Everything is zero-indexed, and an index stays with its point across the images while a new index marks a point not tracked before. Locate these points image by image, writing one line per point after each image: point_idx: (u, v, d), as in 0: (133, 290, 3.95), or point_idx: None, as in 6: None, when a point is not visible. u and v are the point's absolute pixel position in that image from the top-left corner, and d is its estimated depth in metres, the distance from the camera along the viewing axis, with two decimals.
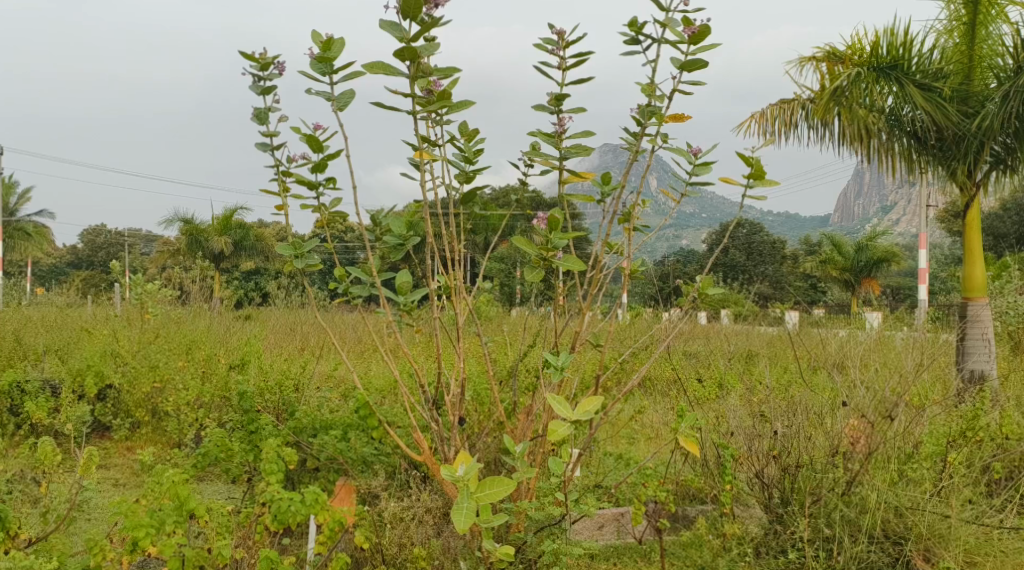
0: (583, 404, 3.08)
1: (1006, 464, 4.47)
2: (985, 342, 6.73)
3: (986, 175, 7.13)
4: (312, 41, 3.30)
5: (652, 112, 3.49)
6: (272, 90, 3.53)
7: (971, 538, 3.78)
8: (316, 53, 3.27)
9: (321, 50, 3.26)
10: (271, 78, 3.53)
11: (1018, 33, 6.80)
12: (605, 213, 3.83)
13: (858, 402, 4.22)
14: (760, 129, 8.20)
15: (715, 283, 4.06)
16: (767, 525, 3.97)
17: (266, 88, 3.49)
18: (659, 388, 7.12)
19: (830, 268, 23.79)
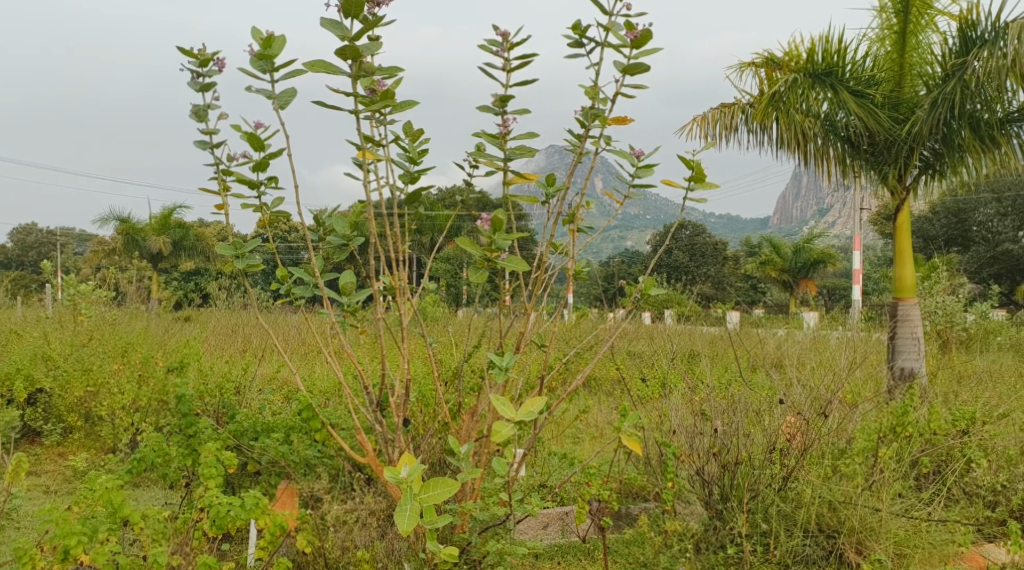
0: (526, 405, 3.11)
1: (934, 458, 4.63)
2: (915, 341, 6.95)
3: (916, 179, 7.37)
4: (252, 38, 3.27)
5: (596, 115, 3.54)
6: (212, 87, 3.49)
7: (900, 531, 3.87)
8: (257, 50, 3.25)
9: (261, 48, 3.23)
10: (210, 75, 3.49)
11: (947, 42, 7.04)
12: (549, 214, 3.86)
13: (794, 401, 4.45)
14: (701, 132, 8.35)
15: (657, 284, 4.12)
16: (707, 521, 4.03)
17: (205, 85, 3.46)
18: (603, 388, 7.21)
19: (769, 268, 24.09)
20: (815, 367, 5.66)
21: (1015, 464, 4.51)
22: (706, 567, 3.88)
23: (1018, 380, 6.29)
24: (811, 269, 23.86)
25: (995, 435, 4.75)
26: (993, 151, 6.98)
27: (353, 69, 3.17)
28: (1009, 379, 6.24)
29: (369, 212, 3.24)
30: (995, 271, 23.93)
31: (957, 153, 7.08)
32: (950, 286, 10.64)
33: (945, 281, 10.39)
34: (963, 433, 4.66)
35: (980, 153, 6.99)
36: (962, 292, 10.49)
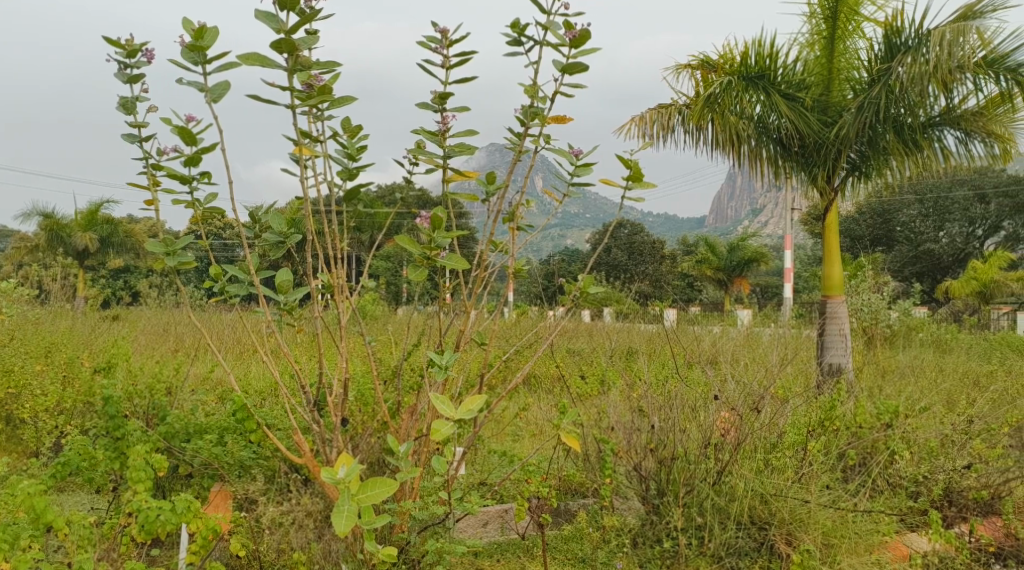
0: (466, 403, 3.12)
1: (860, 451, 4.77)
2: (842, 338, 7.18)
3: (844, 180, 7.59)
4: (183, 29, 3.21)
5: (535, 113, 3.58)
6: (140, 78, 3.43)
7: (828, 521, 3.99)
8: (188, 42, 3.19)
9: (193, 39, 3.18)
10: (139, 66, 3.43)
11: (873, 47, 7.27)
12: (490, 213, 3.87)
13: (728, 397, 4.53)
14: (638, 131, 8.46)
15: (596, 282, 4.18)
16: (644, 515, 4.14)
17: (133, 76, 3.40)
18: (542, 385, 7.27)
19: (705, 267, 24.62)
20: (749, 363, 5.80)
21: (936, 456, 4.65)
22: (643, 560, 3.98)
23: (939, 375, 6.54)
24: (746, 267, 24.36)
25: (917, 428, 4.93)
26: (916, 154, 7.24)
27: (289, 62, 3.13)
28: (931, 374, 6.49)
29: (307, 209, 3.22)
30: (918, 270, 25.36)
31: (882, 155, 7.31)
32: (876, 284, 10.99)
33: (871, 280, 10.73)
34: (887, 426, 4.81)
35: (903, 155, 7.24)
36: (886, 290, 10.85)
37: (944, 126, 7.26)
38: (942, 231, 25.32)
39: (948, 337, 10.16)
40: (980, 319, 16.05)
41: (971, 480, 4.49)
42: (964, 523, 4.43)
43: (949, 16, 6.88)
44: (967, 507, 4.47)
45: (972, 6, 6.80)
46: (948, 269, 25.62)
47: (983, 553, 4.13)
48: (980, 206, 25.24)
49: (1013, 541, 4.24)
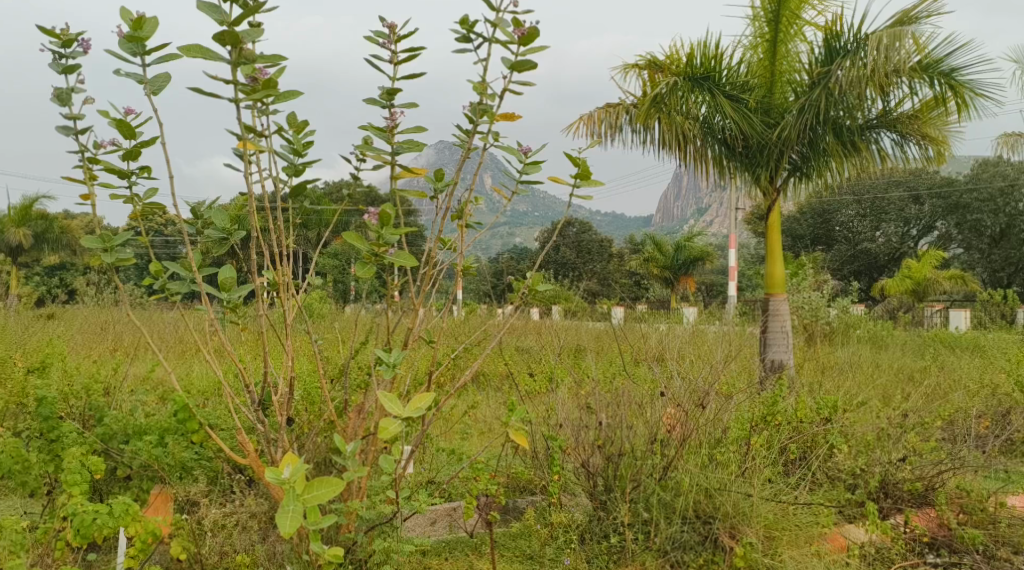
0: (414, 402, 3.13)
1: (800, 446, 4.87)
2: (784, 335, 7.35)
3: (786, 181, 7.75)
4: (121, 19, 3.15)
5: (484, 110, 3.61)
6: (76, 69, 3.36)
7: (770, 514, 4.09)
8: (126, 32, 3.13)
9: (131, 29, 3.12)
10: (75, 57, 3.35)
11: (813, 51, 7.44)
12: (438, 209, 3.85)
13: (674, 393, 4.60)
14: (587, 130, 8.53)
15: (545, 280, 4.20)
16: (591, 511, 4.19)
17: (68, 67, 3.32)
18: (491, 382, 7.29)
19: (652, 266, 24.92)
20: (694, 360, 5.90)
21: (872, 449, 4.81)
22: (591, 557, 4.00)
23: (875, 371, 6.73)
24: (692, 266, 24.70)
25: (855, 422, 5.11)
26: (854, 157, 7.48)
27: (233, 55, 3.06)
28: (868, 370, 6.68)
29: (252, 206, 3.17)
30: None
31: (823, 156, 7.49)
32: (816, 283, 11.27)
33: (812, 279, 10.99)
34: (827, 421, 4.98)
35: (842, 158, 7.47)
36: (825, 289, 11.14)
37: (881, 128, 7.49)
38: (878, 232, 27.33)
39: (884, 333, 10.47)
40: (914, 317, 16.56)
41: (905, 472, 4.61)
42: (900, 514, 4.54)
43: (886, 21, 7.06)
44: (903, 498, 4.60)
45: (908, 11, 6.99)
46: (884, 268, 27.66)
47: (918, 544, 4.28)
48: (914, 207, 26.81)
49: (946, 531, 4.36)
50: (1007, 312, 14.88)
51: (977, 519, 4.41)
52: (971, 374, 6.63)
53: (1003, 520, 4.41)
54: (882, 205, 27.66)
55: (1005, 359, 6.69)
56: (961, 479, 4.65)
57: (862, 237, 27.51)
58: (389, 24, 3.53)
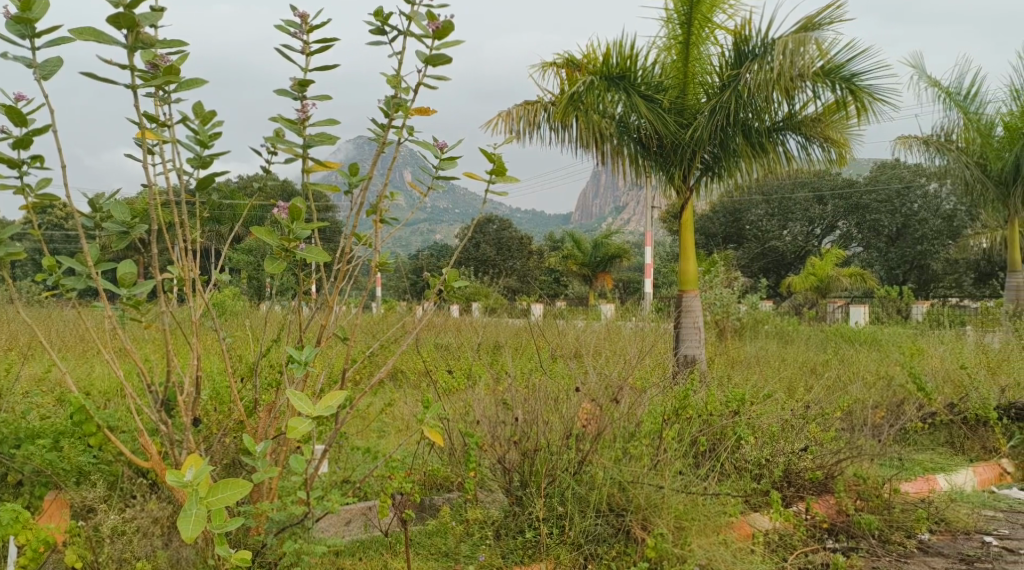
0: (325, 399, 3.09)
1: (710, 437, 4.96)
2: (696, 330, 7.57)
3: (698, 180, 7.96)
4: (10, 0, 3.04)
5: (399, 105, 3.50)
6: None
7: (680, 505, 4.09)
8: (15, 13, 3.01)
9: (21, 10, 3.01)
10: None
11: (724, 54, 7.64)
12: (353, 204, 3.78)
13: (589, 389, 4.70)
14: (505, 127, 8.57)
15: (461, 276, 4.13)
16: (507, 507, 4.23)
17: None
18: (407, 380, 7.28)
19: (570, 263, 25.20)
20: (609, 356, 6.00)
21: (776, 440, 4.87)
22: (506, 552, 4.05)
23: (781, 365, 6.98)
24: (609, 264, 25.10)
25: (761, 414, 5.14)
26: (762, 157, 7.73)
27: (129, 39, 2.96)
28: (773, 364, 6.92)
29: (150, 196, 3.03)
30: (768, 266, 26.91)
31: (732, 157, 7.72)
32: (726, 279, 11.60)
33: (722, 275, 11.29)
34: (735, 414, 5.09)
35: (751, 158, 7.71)
36: (736, 286, 11.48)
37: (787, 131, 7.74)
38: (786, 230, 29.00)
39: (791, 328, 10.84)
40: (819, 312, 17.18)
41: (807, 461, 4.79)
42: (801, 501, 4.73)
43: (792, 26, 7.30)
44: (804, 486, 4.81)
45: (812, 18, 7.24)
46: (789, 264, 29.22)
47: (818, 530, 4.48)
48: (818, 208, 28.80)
49: (843, 517, 4.59)
50: (903, 307, 15.57)
51: (873, 504, 4.63)
52: (869, 367, 6.92)
53: (897, 505, 4.66)
54: (789, 206, 29.15)
55: (899, 352, 7.02)
56: (860, 468, 4.82)
57: (771, 235, 28.84)
58: (301, 14, 3.43)
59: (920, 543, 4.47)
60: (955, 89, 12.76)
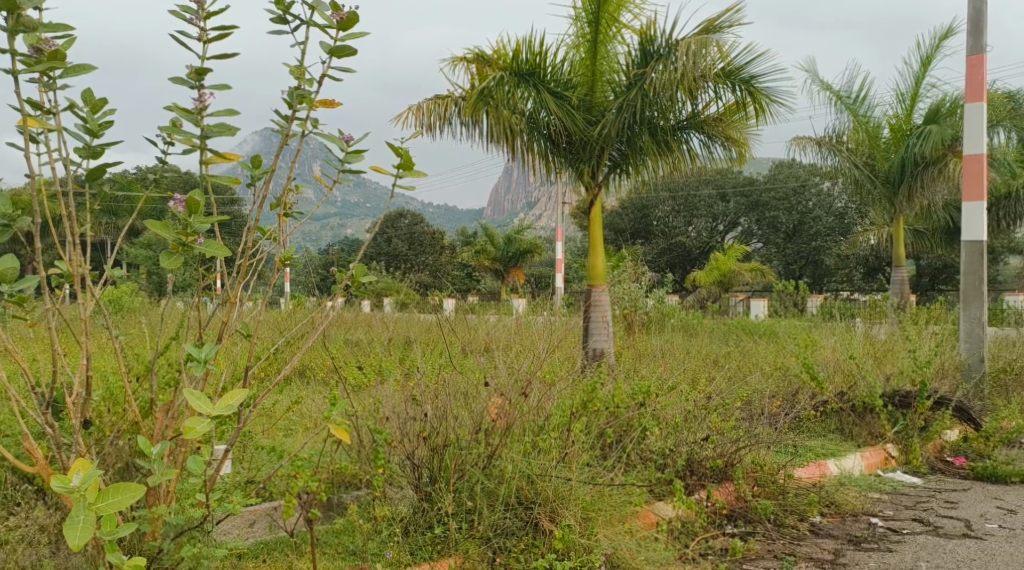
0: (225, 399, 2.96)
1: (616, 430, 4.96)
2: (605, 324, 7.72)
3: (607, 176, 8.11)
4: None
5: (302, 96, 3.29)
6: None
7: (586, 496, 4.12)
8: None
9: None
10: None
11: (630, 53, 7.77)
12: (255, 197, 3.63)
13: (498, 383, 4.71)
14: (416, 121, 8.54)
15: (369, 272, 3.88)
16: (416, 503, 4.18)
17: None
18: (315, 377, 7.21)
19: (483, 258, 25.28)
20: (519, 350, 6.05)
21: (679, 430, 4.96)
22: (414, 548, 4.00)
23: (685, 357, 7.18)
24: (520, 258, 25.30)
25: (665, 405, 5.22)
26: (668, 155, 7.92)
27: (10, 22, 2.84)
28: (678, 357, 7.10)
29: (32, 187, 2.90)
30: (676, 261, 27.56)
31: (639, 154, 7.89)
32: (634, 274, 11.86)
33: (630, 270, 11.52)
34: (640, 407, 5.07)
35: (656, 156, 7.86)
36: (643, 281, 11.76)
37: (690, 129, 7.93)
38: (692, 226, 29.87)
39: (695, 321, 11.13)
40: (722, 305, 17.71)
41: (707, 450, 4.92)
42: (703, 489, 4.80)
43: (693, 29, 7.48)
44: (705, 475, 4.88)
45: (713, 20, 7.43)
46: (694, 260, 29.97)
47: (717, 516, 4.65)
48: (721, 204, 29.99)
49: (742, 504, 4.76)
50: (800, 301, 16.16)
51: (769, 491, 4.86)
52: (767, 359, 7.16)
53: (791, 490, 4.89)
54: (694, 202, 30.27)
55: (794, 344, 7.29)
56: (757, 455, 4.98)
57: (678, 231, 29.66)
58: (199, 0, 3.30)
59: (812, 526, 4.67)
60: (846, 92, 13.29)
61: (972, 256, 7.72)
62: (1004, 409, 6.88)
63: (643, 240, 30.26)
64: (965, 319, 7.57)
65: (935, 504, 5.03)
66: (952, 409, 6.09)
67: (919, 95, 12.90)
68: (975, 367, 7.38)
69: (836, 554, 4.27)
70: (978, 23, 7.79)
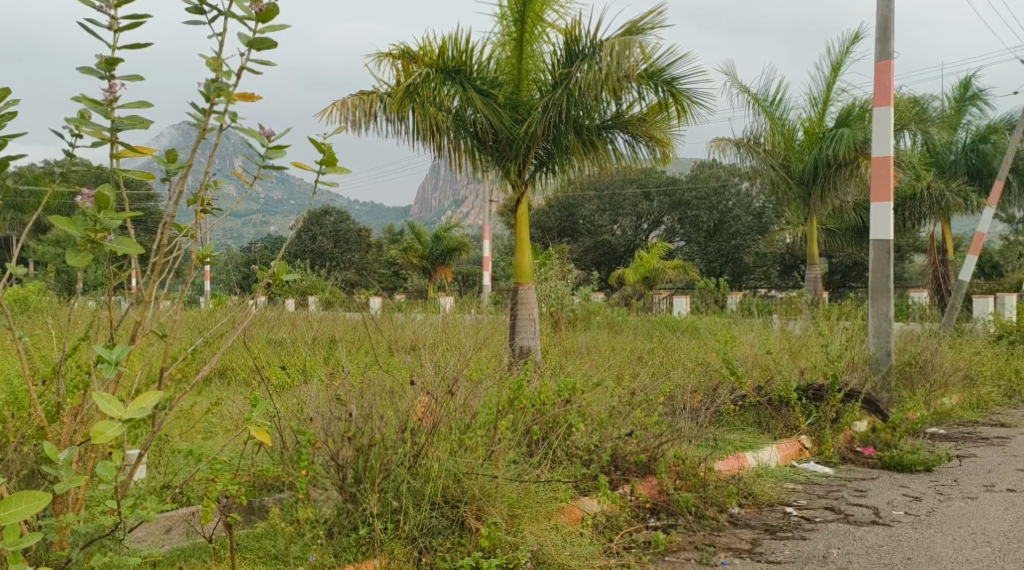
0: (137, 401, 2.85)
1: (543, 427, 4.91)
2: (531, 323, 7.75)
3: (534, 174, 8.12)
4: None
5: (220, 89, 3.18)
6: None
7: (513, 494, 4.16)
8: None
9: None
10: None
11: (556, 53, 7.79)
12: (170, 192, 3.50)
13: (424, 381, 4.70)
14: (340, 117, 8.42)
15: (292, 269, 3.79)
16: (340, 505, 4.09)
17: None
18: (236, 377, 7.07)
19: (410, 255, 25.11)
20: (445, 348, 6.03)
21: (604, 426, 5.02)
22: (338, 550, 3.94)
23: (610, 353, 7.28)
24: (448, 256, 25.26)
25: (590, 402, 5.26)
26: (593, 154, 7.99)
27: None
28: (603, 353, 7.20)
29: None
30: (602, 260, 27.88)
31: (565, 153, 7.94)
32: (560, 273, 11.97)
33: (556, 267, 11.64)
34: (566, 402, 5.09)
35: (582, 156, 7.94)
36: (569, 279, 11.86)
37: (615, 129, 8.05)
38: (617, 224, 30.24)
39: (619, 319, 11.30)
40: (646, 302, 18.00)
41: (631, 445, 4.99)
42: (627, 484, 4.89)
43: (617, 30, 7.57)
44: (629, 469, 4.97)
45: (636, 22, 7.51)
46: (620, 257, 30.34)
47: (640, 510, 4.72)
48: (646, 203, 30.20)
49: (664, 497, 4.85)
50: (721, 298, 16.52)
51: (690, 484, 4.93)
52: (688, 355, 7.31)
53: (711, 483, 4.96)
54: (619, 201, 30.46)
55: (714, 340, 7.45)
56: (678, 449, 5.11)
57: (603, 230, 29.99)
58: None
59: (731, 517, 4.77)
60: (762, 95, 13.63)
61: (881, 255, 8.00)
62: (909, 400, 7.17)
63: (570, 238, 30.52)
64: (873, 315, 7.85)
65: (845, 493, 5.20)
66: (862, 402, 6.30)
67: (831, 99, 13.29)
68: (882, 360, 7.66)
69: (753, 544, 4.37)
70: (885, 29, 8.07)
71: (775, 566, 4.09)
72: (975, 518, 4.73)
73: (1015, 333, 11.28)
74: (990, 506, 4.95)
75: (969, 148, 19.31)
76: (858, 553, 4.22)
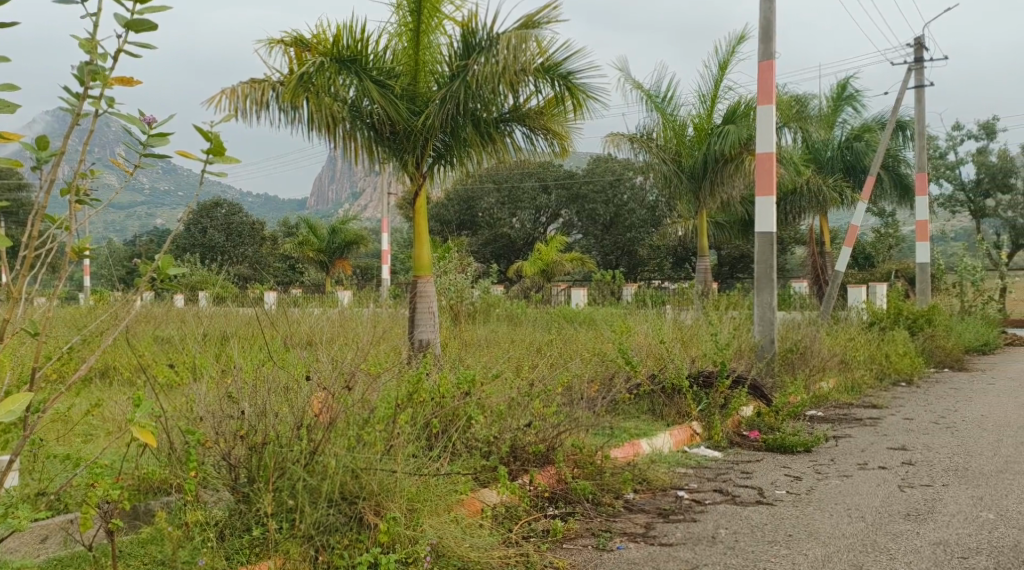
0: (5, 404, 2.63)
1: (443, 419, 4.86)
2: (430, 315, 7.68)
3: (431, 167, 8.06)
4: None
5: (96, 72, 3.00)
6: None
7: (412, 487, 4.06)
8: None
9: None
10: None
11: (452, 44, 7.74)
12: (42, 180, 3.28)
13: (321, 376, 4.58)
14: (230, 106, 8.16)
15: (177, 263, 3.62)
16: (232, 505, 3.99)
17: None
18: (120, 376, 6.77)
19: (307, 250, 24.64)
20: (342, 343, 5.94)
21: (503, 418, 5.00)
22: (229, 552, 3.80)
23: (508, 345, 7.29)
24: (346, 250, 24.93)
25: (490, 393, 5.20)
26: (489, 146, 7.98)
27: None
28: (501, 345, 7.21)
29: None
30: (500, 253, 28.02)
31: (462, 145, 7.92)
32: (457, 266, 11.97)
33: (454, 261, 11.66)
34: (465, 395, 5.01)
35: (480, 148, 7.93)
36: (468, 272, 11.88)
37: (513, 122, 8.07)
38: (516, 217, 30.40)
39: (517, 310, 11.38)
40: (545, 294, 18.19)
41: (530, 436, 5.02)
42: (526, 474, 4.91)
43: (512, 24, 7.55)
44: (527, 460, 4.99)
45: (531, 16, 7.52)
46: (518, 251, 30.50)
47: (540, 499, 4.73)
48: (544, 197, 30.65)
49: (562, 485, 4.87)
50: (616, 289, 16.84)
51: (588, 472, 4.98)
52: (583, 345, 7.39)
53: (607, 470, 5.04)
54: (517, 194, 30.78)
55: (610, 331, 7.55)
56: (576, 438, 5.14)
57: (502, 222, 30.13)
58: None
59: (626, 503, 4.87)
60: (654, 91, 13.93)
61: (765, 246, 8.28)
62: (790, 385, 7.39)
63: (468, 230, 30.58)
64: (758, 304, 8.12)
65: (733, 475, 5.36)
66: (748, 388, 6.52)
67: (718, 96, 13.66)
68: (767, 348, 7.93)
69: (647, 528, 4.45)
70: (767, 30, 8.33)
71: (667, 548, 4.17)
72: (852, 495, 4.94)
73: (885, 320, 11.86)
74: (864, 483, 5.19)
75: (844, 146, 20.27)
76: (744, 533, 4.34)
